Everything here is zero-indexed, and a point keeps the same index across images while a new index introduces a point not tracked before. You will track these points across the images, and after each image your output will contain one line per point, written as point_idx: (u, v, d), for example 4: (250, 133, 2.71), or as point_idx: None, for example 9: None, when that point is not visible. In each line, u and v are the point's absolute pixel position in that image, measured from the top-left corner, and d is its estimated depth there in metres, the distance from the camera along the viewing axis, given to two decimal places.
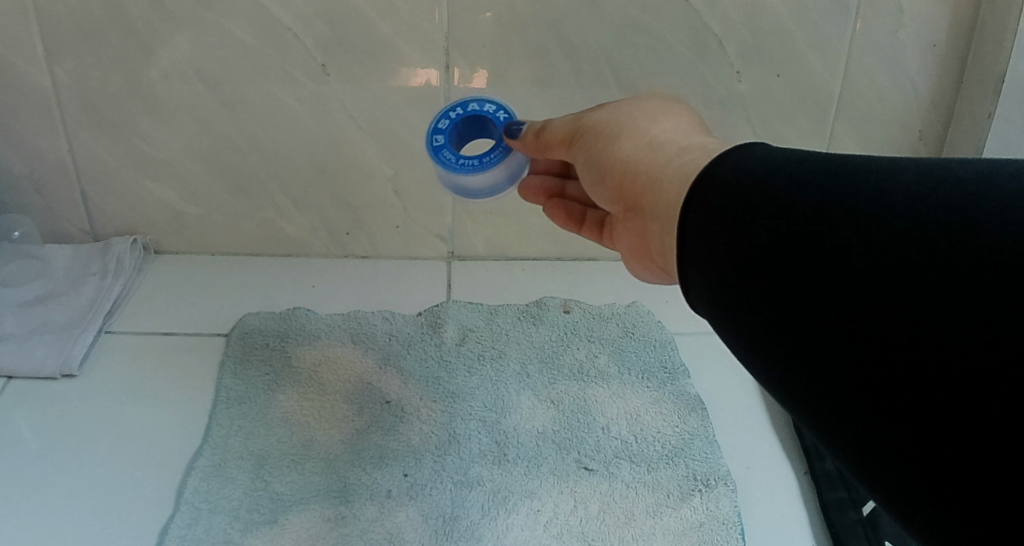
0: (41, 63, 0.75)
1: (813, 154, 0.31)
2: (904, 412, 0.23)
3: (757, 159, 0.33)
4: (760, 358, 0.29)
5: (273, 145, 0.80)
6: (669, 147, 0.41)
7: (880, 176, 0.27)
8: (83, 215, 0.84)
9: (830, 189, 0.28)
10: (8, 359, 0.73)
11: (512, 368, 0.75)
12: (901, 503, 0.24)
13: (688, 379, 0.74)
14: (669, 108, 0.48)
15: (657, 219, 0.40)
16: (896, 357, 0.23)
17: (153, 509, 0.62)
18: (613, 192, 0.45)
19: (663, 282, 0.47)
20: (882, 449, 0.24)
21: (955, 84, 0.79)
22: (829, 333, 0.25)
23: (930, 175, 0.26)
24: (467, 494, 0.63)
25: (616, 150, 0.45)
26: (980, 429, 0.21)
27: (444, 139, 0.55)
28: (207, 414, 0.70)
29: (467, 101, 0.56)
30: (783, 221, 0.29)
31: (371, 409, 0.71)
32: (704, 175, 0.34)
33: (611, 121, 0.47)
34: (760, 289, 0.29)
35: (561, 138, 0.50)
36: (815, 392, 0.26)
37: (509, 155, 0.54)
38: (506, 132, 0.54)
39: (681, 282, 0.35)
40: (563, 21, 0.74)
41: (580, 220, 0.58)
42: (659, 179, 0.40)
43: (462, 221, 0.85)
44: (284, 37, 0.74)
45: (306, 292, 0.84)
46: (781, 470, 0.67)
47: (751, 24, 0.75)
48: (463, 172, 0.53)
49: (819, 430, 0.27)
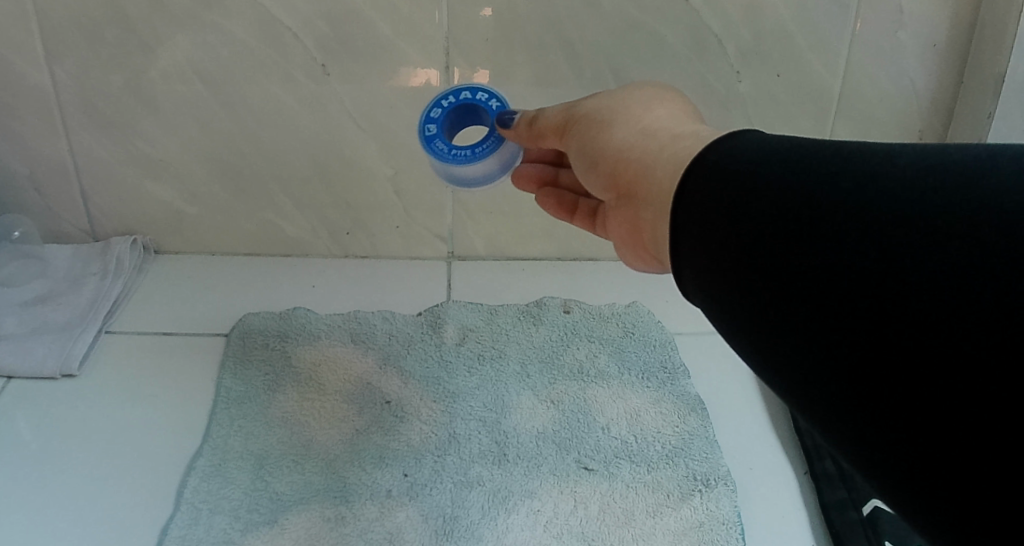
0: (41, 63, 0.75)
1: (808, 142, 0.31)
2: (902, 402, 0.23)
3: (752, 147, 0.33)
4: (758, 353, 0.29)
5: (273, 145, 0.80)
6: (662, 135, 0.41)
7: (876, 164, 0.27)
8: (83, 215, 0.84)
9: (825, 176, 0.28)
10: (9, 359, 0.73)
11: (512, 368, 0.75)
12: (900, 495, 0.24)
13: (688, 379, 0.74)
14: (664, 96, 0.47)
15: (650, 206, 0.40)
16: (892, 346, 0.23)
17: (153, 510, 0.62)
18: (606, 180, 0.45)
19: (654, 270, 0.47)
20: (880, 441, 0.24)
21: (955, 84, 0.79)
22: (828, 325, 0.25)
23: (926, 162, 0.26)
24: (467, 494, 0.63)
25: (609, 138, 0.45)
26: (975, 418, 0.21)
27: (437, 128, 0.55)
28: (207, 414, 0.70)
29: (459, 90, 0.56)
30: (778, 211, 0.29)
31: (371, 409, 0.71)
32: (698, 162, 0.34)
33: (605, 108, 0.47)
34: (758, 282, 0.28)
35: (554, 126, 0.50)
36: (815, 384, 0.26)
37: (502, 145, 0.55)
38: (498, 122, 0.54)
39: (674, 270, 0.35)
40: (563, 21, 0.74)
41: (572, 208, 0.58)
42: (651, 166, 0.40)
43: (462, 221, 0.85)
44: (284, 37, 0.74)
45: (306, 292, 0.84)
46: (780, 470, 0.67)
47: (751, 24, 0.75)
48: (454, 163, 0.54)
49: (819, 423, 0.27)
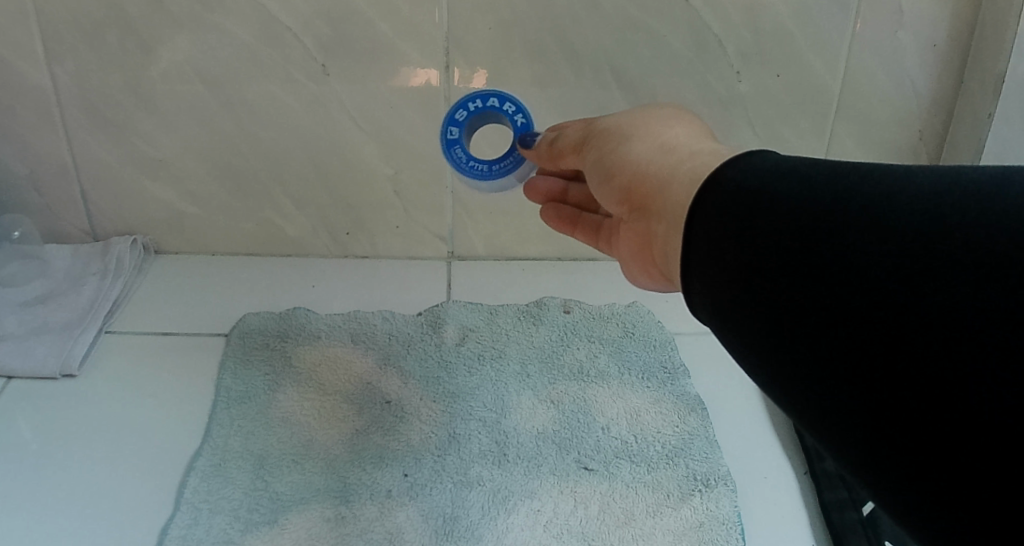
0: (41, 63, 0.75)
1: (824, 161, 0.31)
2: (904, 414, 0.23)
3: (766, 165, 0.33)
4: (763, 367, 0.29)
5: (273, 144, 0.80)
6: (680, 151, 0.41)
7: (890, 181, 0.27)
8: (83, 215, 0.84)
9: (840, 192, 0.28)
10: (8, 359, 0.73)
11: (512, 368, 0.75)
12: (905, 507, 0.24)
13: (688, 379, 0.74)
14: (683, 115, 0.47)
15: (665, 221, 0.39)
16: (902, 359, 0.23)
17: (154, 510, 0.62)
18: (620, 193, 0.45)
19: (664, 289, 0.47)
20: (886, 453, 0.24)
21: (955, 84, 0.79)
22: (833, 336, 0.25)
23: (942, 179, 0.26)
24: (467, 494, 0.63)
25: (626, 152, 0.44)
26: (983, 431, 0.21)
27: (459, 132, 0.58)
28: (207, 414, 0.70)
29: (486, 96, 0.57)
30: (790, 225, 0.29)
31: (371, 409, 0.71)
32: (713, 179, 0.34)
33: (623, 125, 0.47)
34: (765, 292, 0.29)
35: (572, 144, 0.50)
36: (817, 396, 0.26)
37: (520, 164, 0.58)
38: (521, 142, 0.56)
39: (683, 285, 0.35)
40: (563, 21, 0.74)
41: (574, 222, 0.58)
42: (667, 181, 0.40)
43: (462, 221, 0.85)
44: (284, 37, 0.74)
45: (306, 292, 0.84)
46: (781, 471, 0.67)
47: (751, 24, 0.75)
48: (470, 176, 0.58)
49: (823, 435, 0.27)
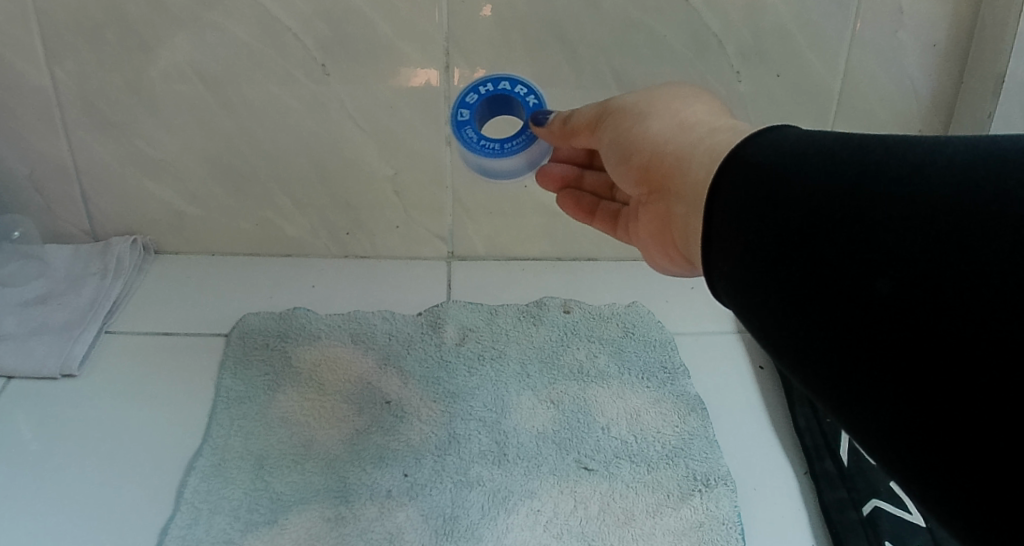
0: (42, 63, 0.75)
1: (849, 135, 0.31)
2: (923, 388, 0.23)
3: (792, 140, 0.33)
4: (786, 352, 0.29)
5: (273, 145, 0.80)
6: (699, 128, 0.41)
7: (922, 154, 0.27)
8: (83, 215, 0.84)
9: (865, 167, 0.28)
10: (8, 359, 0.73)
11: (513, 368, 0.75)
12: (926, 490, 0.24)
13: (688, 379, 0.74)
14: (696, 91, 0.47)
15: (684, 201, 0.39)
16: (929, 332, 0.23)
17: (154, 509, 0.62)
18: (636, 173, 0.45)
19: (681, 272, 0.47)
20: (910, 434, 0.24)
21: (955, 84, 0.79)
22: (857, 312, 0.25)
23: (975, 151, 0.26)
24: (467, 494, 0.63)
25: (643, 130, 0.44)
26: (998, 403, 0.21)
27: (469, 114, 0.57)
28: (207, 414, 0.70)
29: (498, 79, 0.57)
30: (816, 202, 0.29)
31: (371, 410, 0.71)
32: (734, 155, 0.34)
33: (637, 102, 0.47)
34: (791, 271, 0.28)
35: (586, 123, 0.50)
36: (839, 376, 0.26)
37: (532, 143, 0.58)
38: (533, 120, 0.56)
39: (705, 269, 0.35)
40: (563, 20, 0.74)
41: (591, 210, 0.58)
42: (686, 159, 0.39)
43: (461, 221, 0.85)
44: (284, 37, 0.74)
45: (307, 292, 0.84)
46: (780, 470, 0.67)
47: (751, 24, 0.75)
48: (481, 155, 0.58)
49: (849, 422, 0.27)
